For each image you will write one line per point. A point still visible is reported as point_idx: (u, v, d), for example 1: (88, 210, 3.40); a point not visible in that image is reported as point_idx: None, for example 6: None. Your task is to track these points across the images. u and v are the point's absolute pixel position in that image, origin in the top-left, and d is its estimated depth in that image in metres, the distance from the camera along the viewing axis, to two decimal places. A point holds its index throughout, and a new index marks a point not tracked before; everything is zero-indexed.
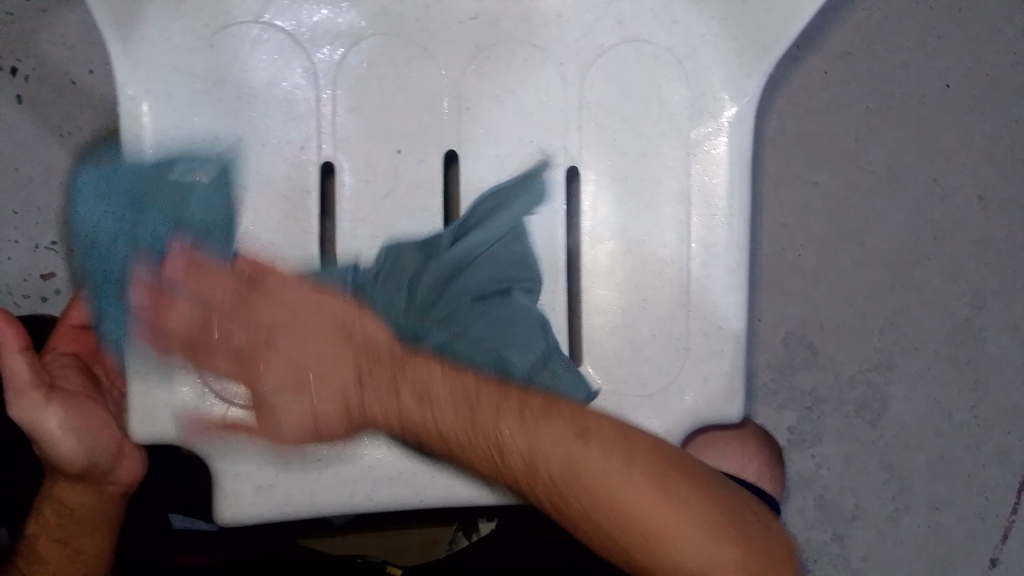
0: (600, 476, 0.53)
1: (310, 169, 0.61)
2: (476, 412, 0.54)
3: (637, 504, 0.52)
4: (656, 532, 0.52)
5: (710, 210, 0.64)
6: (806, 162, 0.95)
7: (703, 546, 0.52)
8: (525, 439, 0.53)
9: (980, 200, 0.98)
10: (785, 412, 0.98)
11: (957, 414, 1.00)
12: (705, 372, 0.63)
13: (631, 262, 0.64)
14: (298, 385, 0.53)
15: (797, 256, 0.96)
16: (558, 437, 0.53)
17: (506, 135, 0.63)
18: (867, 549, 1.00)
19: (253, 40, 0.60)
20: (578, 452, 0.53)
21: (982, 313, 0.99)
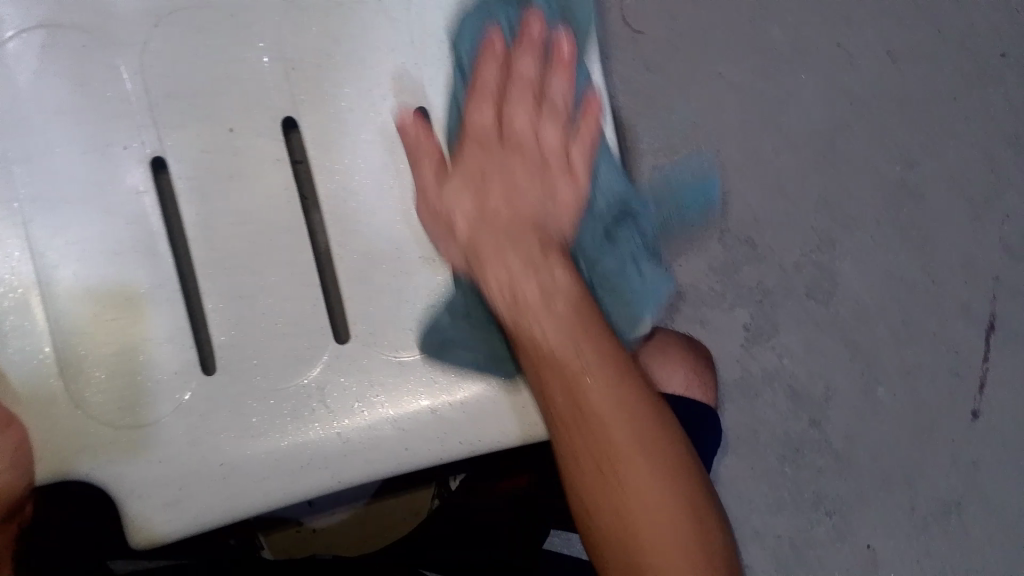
0: (600, 401, 0.45)
1: (146, 195, 0.48)
2: (576, 348, 0.47)
3: (615, 434, 0.45)
4: (624, 468, 0.45)
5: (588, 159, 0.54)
6: (707, 54, 0.93)
7: (655, 518, 0.44)
8: (559, 348, 0.47)
9: (891, 54, 0.96)
10: (737, 310, 0.96)
11: (910, 276, 0.99)
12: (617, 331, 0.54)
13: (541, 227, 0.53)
14: (464, 191, 0.51)
15: (715, 153, 0.94)
16: (597, 356, 0.47)
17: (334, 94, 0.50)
18: (848, 428, 0.99)
19: (42, 46, 0.47)
20: (596, 383, 0.46)
21: (916, 171, 0.98)
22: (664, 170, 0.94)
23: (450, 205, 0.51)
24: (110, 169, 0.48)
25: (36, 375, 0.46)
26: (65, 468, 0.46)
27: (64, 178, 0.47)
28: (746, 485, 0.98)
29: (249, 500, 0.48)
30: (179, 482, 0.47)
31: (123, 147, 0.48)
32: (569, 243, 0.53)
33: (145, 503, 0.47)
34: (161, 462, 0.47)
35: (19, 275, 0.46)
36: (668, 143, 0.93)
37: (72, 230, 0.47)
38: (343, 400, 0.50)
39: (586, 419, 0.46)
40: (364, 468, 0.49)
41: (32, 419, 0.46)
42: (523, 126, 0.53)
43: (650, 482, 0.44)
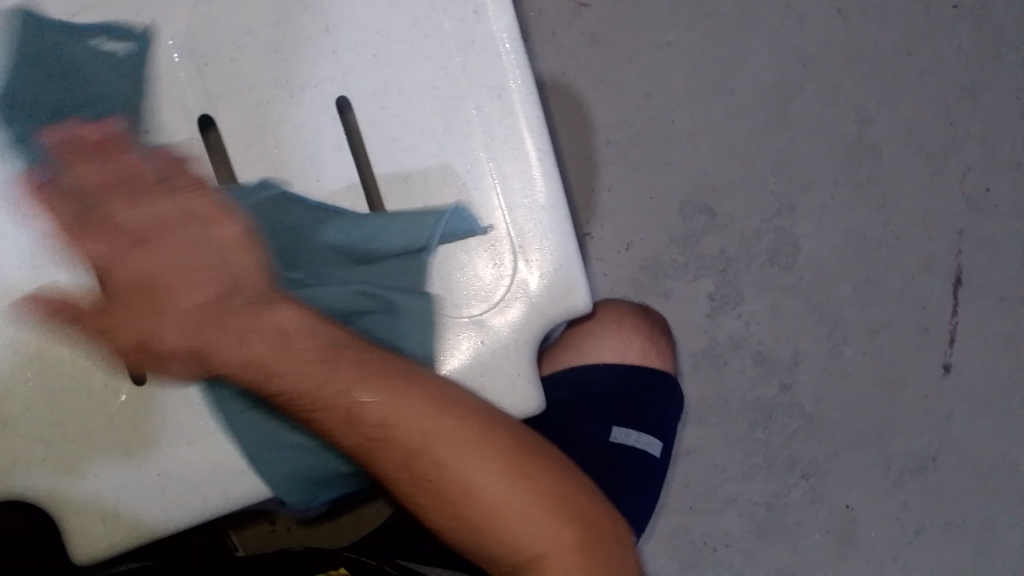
0: (415, 428, 0.46)
1: None
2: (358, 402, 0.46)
3: (468, 468, 0.46)
4: (467, 487, 0.46)
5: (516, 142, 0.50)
6: (655, 22, 0.92)
7: (518, 514, 0.46)
8: (382, 409, 0.46)
9: (841, 12, 0.95)
10: (700, 280, 0.95)
11: (871, 235, 0.98)
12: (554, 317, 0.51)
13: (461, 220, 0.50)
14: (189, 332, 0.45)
15: (670, 123, 0.93)
16: (411, 398, 0.46)
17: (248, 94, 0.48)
18: (817, 390, 0.99)
19: None
20: (426, 418, 0.46)
21: (872, 128, 0.97)
22: (619, 143, 0.92)
23: (172, 352, 0.45)
24: (19, 185, 0.46)
25: None
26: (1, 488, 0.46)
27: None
28: (720, 454, 0.98)
29: (187, 507, 0.48)
30: (116, 495, 0.47)
31: (31, 160, 0.46)
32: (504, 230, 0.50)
33: (83, 517, 0.47)
34: (96, 476, 0.47)
35: None
36: (621, 116, 0.92)
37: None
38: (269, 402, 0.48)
39: (403, 448, 0.46)
40: (301, 470, 0.49)
41: None
42: (160, 255, 0.46)
43: (502, 488, 0.46)
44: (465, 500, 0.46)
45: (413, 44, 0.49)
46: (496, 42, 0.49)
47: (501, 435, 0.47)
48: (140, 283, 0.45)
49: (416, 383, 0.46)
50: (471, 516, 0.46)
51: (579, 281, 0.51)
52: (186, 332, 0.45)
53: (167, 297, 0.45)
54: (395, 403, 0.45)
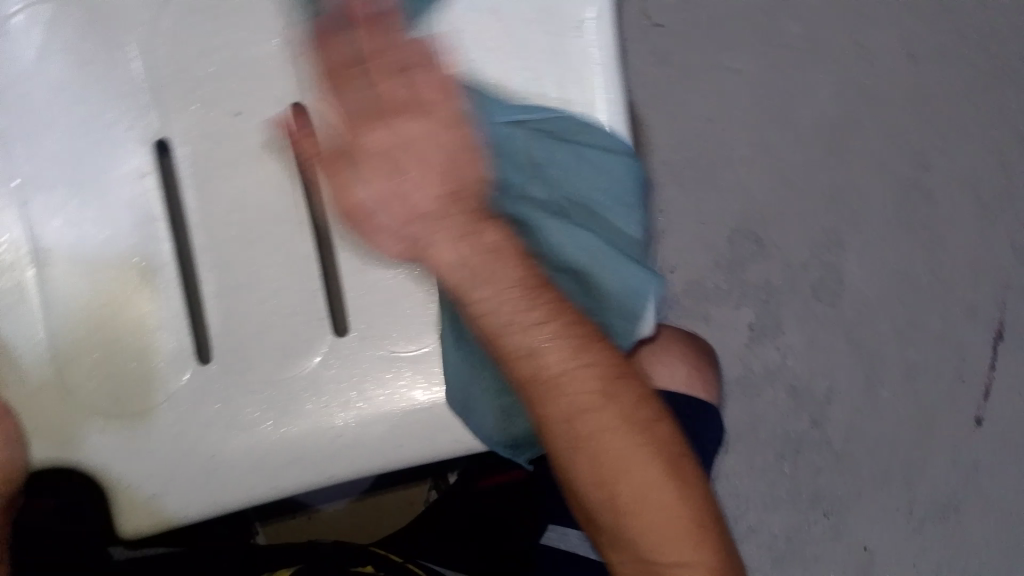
0: (606, 419, 0.45)
1: (149, 177, 0.47)
2: (541, 355, 0.44)
3: (613, 444, 0.45)
4: (619, 474, 0.45)
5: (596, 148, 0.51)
6: (720, 48, 0.93)
7: (654, 497, 0.45)
8: (568, 356, 0.44)
9: (908, 54, 0.95)
10: (741, 307, 0.95)
11: (917, 278, 0.97)
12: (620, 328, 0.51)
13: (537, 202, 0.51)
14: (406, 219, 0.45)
15: (727, 149, 0.93)
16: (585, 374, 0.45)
17: None
18: (848, 429, 0.98)
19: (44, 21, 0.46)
20: (595, 407, 0.45)
21: (930, 172, 0.96)
22: (673, 164, 0.93)
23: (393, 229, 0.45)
24: (104, 149, 0.47)
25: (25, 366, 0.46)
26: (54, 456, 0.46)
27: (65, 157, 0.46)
28: (742, 483, 0.98)
29: (234, 495, 0.48)
30: (166, 475, 0.47)
31: (124, 127, 0.47)
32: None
33: (133, 491, 0.47)
34: (147, 452, 0.47)
35: (19, 247, 0.46)
36: (677, 138, 0.93)
37: (71, 209, 0.46)
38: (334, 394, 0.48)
39: (566, 420, 0.45)
40: (344, 466, 0.48)
41: (23, 406, 0.46)
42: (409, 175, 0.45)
43: (648, 475, 0.45)
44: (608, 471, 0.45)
45: (510, 57, 0.51)
46: (588, 53, 0.51)
47: (638, 419, 0.45)
48: (390, 147, 0.45)
49: (558, 329, 0.44)
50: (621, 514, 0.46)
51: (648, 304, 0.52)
52: (388, 189, 0.45)
53: (405, 151, 0.45)
54: (566, 361, 0.44)
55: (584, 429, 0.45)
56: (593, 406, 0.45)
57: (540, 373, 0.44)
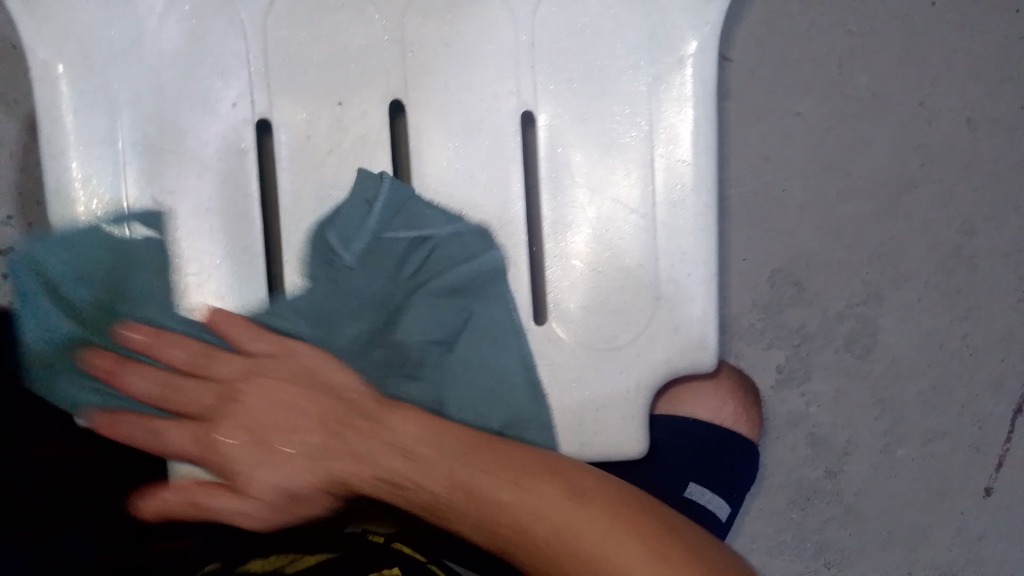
0: (494, 483, 0.50)
1: (246, 153, 0.57)
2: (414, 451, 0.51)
3: (539, 501, 0.49)
4: (562, 534, 0.48)
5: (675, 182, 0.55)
6: (788, 90, 0.92)
7: (602, 539, 0.47)
8: (427, 447, 0.51)
9: (970, 121, 0.95)
10: (773, 349, 0.96)
11: (949, 344, 0.98)
12: (682, 353, 0.55)
13: (617, 232, 0.55)
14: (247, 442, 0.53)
15: (780, 191, 0.93)
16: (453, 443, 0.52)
17: (451, 92, 0.55)
18: (861, 484, 0.99)
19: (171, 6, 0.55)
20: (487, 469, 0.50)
21: (974, 241, 0.97)
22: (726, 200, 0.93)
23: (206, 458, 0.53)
24: (207, 121, 0.56)
25: (115, 311, 0.53)
26: (140, 400, 0.54)
27: (183, 132, 0.56)
28: (750, 522, 0.99)
29: (301, 460, 0.53)
30: (240, 432, 0.53)
31: (231, 104, 0.56)
32: (647, 265, 0.55)
33: (206, 443, 0.53)
34: (226, 410, 0.53)
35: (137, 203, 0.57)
36: (734, 174, 0.93)
37: (175, 178, 0.56)
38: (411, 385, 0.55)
39: (476, 500, 0.50)
40: None
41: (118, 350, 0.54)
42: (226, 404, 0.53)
43: (582, 517, 0.48)
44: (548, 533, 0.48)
45: (603, 78, 0.55)
46: (680, 89, 0.54)
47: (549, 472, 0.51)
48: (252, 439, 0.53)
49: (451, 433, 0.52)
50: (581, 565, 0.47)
51: (710, 327, 0.55)
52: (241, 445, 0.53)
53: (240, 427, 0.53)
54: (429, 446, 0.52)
55: (438, 492, 0.50)
56: (422, 480, 0.51)
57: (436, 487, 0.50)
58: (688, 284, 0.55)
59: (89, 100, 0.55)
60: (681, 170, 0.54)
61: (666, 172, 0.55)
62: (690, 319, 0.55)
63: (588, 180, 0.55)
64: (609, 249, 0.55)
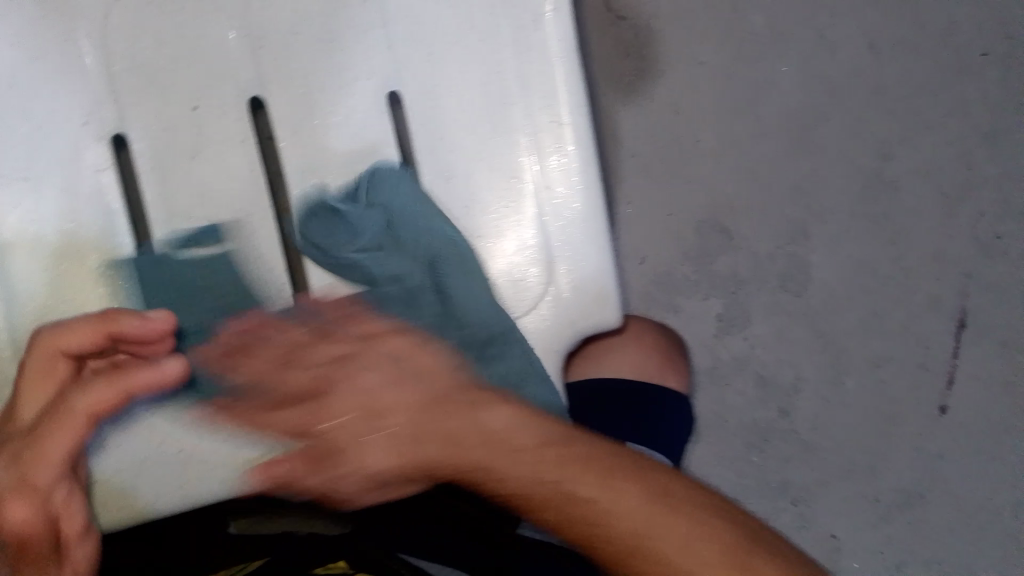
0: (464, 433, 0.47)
1: (107, 173, 0.51)
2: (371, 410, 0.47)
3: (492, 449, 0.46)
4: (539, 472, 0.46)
5: (554, 145, 0.53)
6: (687, 40, 0.93)
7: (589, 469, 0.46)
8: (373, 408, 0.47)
9: (872, 46, 0.96)
10: (710, 298, 0.96)
11: (882, 269, 0.99)
12: (582, 317, 0.54)
13: (499, 202, 0.53)
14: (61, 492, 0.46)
15: (694, 141, 0.94)
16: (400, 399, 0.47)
17: (310, 80, 0.51)
18: (815, 418, 1.00)
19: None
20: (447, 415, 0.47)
21: (893, 164, 0.97)
22: (641, 157, 0.93)
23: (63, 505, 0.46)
24: (60, 142, 0.50)
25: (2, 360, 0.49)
26: None
27: (33, 158, 0.50)
28: (712, 473, 0.99)
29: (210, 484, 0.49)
30: (136, 467, 0.49)
31: (81, 122, 0.50)
32: (539, 231, 0.53)
33: (104, 490, 0.49)
34: (117, 448, 0.49)
35: None
36: (646, 130, 0.93)
37: (33, 208, 0.50)
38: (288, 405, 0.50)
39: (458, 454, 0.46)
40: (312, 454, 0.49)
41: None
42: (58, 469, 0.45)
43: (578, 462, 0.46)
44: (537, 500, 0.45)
45: (465, 44, 0.52)
46: (548, 50, 0.52)
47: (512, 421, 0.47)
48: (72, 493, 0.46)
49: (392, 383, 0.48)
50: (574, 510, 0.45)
51: (612, 292, 0.54)
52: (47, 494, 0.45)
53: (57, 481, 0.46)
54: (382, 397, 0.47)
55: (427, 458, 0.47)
56: (498, 472, 0.46)
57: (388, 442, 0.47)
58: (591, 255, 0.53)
59: None
60: (558, 131, 0.53)
61: (543, 135, 0.53)
62: (586, 282, 0.54)
63: (461, 153, 0.53)
64: (495, 219, 0.53)
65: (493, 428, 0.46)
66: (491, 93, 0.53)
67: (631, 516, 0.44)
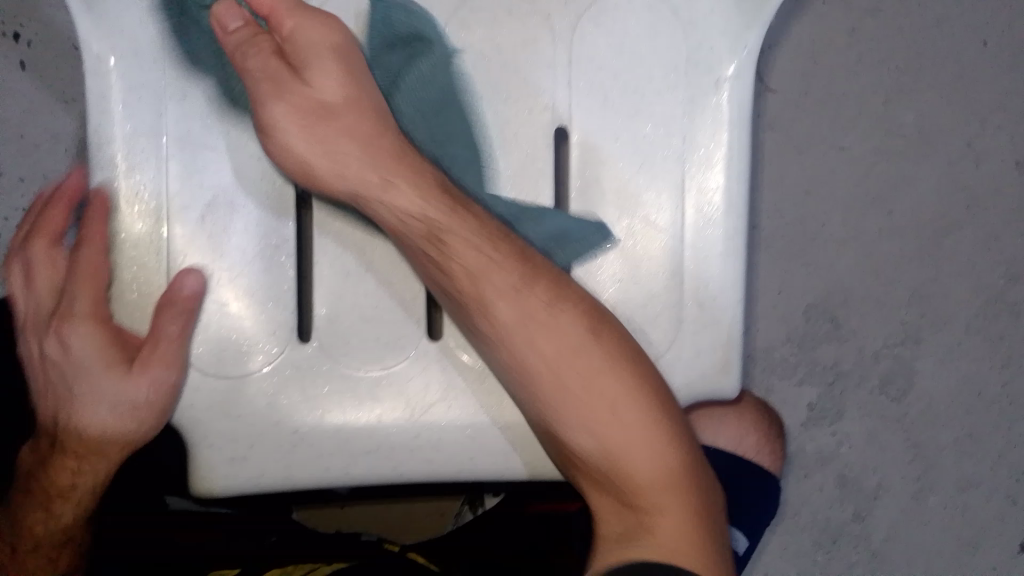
0: (543, 349, 0.49)
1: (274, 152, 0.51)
2: (491, 292, 0.48)
3: (568, 385, 0.49)
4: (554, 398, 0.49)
5: (705, 205, 0.52)
6: (832, 125, 0.91)
7: (570, 397, 0.49)
8: (481, 300, 0.48)
9: (1019, 164, 0.93)
10: (805, 386, 0.94)
11: (988, 391, 0.96)
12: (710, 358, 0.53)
13: (643, 253, 0.53)
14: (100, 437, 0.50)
15: (820, 226, 0.92)
16: (513, 299, 0.48)
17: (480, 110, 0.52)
18: (890, 530, 0.96)
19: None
20: (527, 331, 0.49)
21: (1018, 287, 0.95)
22: (762, 232, 0.92)
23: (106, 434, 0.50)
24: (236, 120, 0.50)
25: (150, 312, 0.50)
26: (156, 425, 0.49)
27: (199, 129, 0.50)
28: (772, 561, 0.96)
29: (308, 473, 0.49)
30: (249, 441, 0.49)
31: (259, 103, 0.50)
32: (673, 290, 0.53)
33: (211, 452, 0.49)
34: (237, 417, 0.49)
35: (146, 208, 0.49)
36: (772, 204, 0.92)
37: (205, 175, 0.50)
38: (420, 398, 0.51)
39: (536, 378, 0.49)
40: (422, 471, 0.50)
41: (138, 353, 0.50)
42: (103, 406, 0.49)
43: (586, 382, 0.49)
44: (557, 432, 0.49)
45: (644, 98, 0.52)
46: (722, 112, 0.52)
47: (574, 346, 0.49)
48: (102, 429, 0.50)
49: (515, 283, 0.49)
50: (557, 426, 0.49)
51: (734, 357, 0.53)
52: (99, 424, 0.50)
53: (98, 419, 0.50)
54: (498, 304, 0.48)
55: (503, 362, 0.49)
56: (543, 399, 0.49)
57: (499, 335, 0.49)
58: (719, 288, 0.53)
59: (120, 83, 0.48)
60: (711, 199, 0.52)
61: (698, 193, 0.53)
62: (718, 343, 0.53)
63: (617, 197, 0.52)
64: (636, 271, 0.53)
65: (510, 319, 0.48)
66: (655, 150, 0.52)
67: (597, 434, 0.49)
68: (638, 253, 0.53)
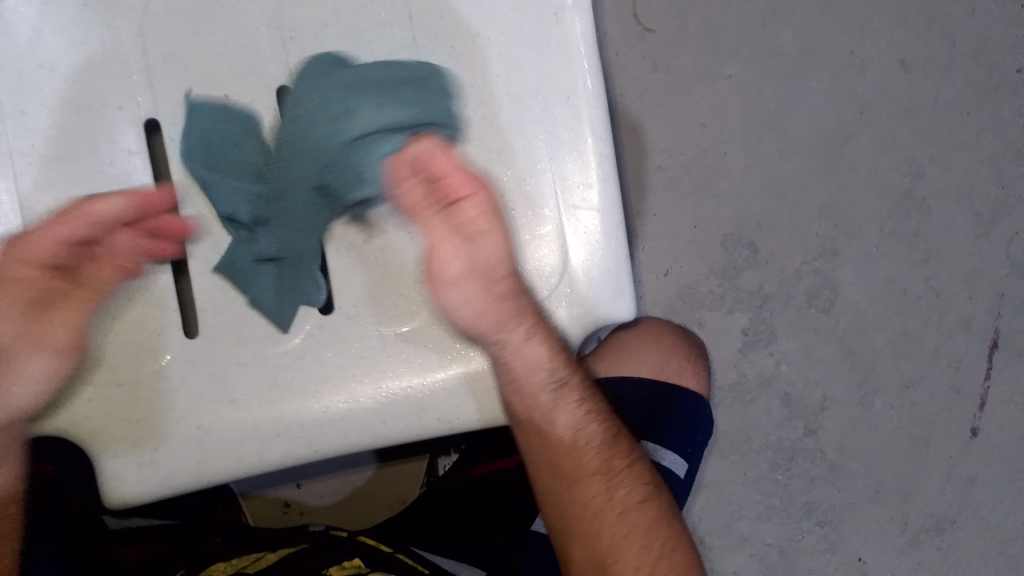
0: (595, 485, 0.57)
1: (138, 157, 0.52)
2: (573, 437, 0.56)
3: (606, 521, 0.57)
4: (593, 518, 0.57)
5: (569, 136, 0.54)
6: (715, 55, 0.93)
7: (605, 518, 0.57)
8: (564, 435, 0.56)
9: (903, 63, 0.96)
10: (735, 314, 0.96)
11: (912, 289, 0.98)
12: (605, 282, 0.54)
13: (521, 191, 0.54)
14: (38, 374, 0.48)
15: (721, 156, 0.94)
16: (585, 439, 0.56)
17: None
18: (842, 439, 0.98)
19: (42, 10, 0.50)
20: (591, 466, 0.57)
21: (924, 183, 0.97)
22: (667, 171, 0.93)
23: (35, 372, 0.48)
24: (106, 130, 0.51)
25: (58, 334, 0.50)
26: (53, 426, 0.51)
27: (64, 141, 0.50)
28: (735, 489, 0.98)
29: (220, 464, 0.52)
30: (155, 442, 0.51)
31: (117, 108, 0.51)
32: (555, 223, 0.54)
33: (121, 459, 0.51)
34: (137, 421, 0.51)
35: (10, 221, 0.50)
36: (671, 144, 0.93)
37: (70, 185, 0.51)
38: (320, 378, 0.53)
39: (579, 496, 0.57)
40: (334, 444, 0.52)
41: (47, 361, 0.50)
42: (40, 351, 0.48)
43: (619, 517, 0.58)
44: (598, 550, 0.57)
45: (491, 45, 0.53)
46: (570, 45, 0.54)
47: (625, 482, 0.58)
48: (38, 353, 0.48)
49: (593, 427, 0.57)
50: (587, 533, 0.57)
51: (624, 280, 0.54)
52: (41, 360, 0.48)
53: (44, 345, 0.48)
54: (575, 438, 0.56)
55: (559, 481, 0.57)
56: (583, 512, 0.57)
57: (564, 464, 0.57)
58: (600, 216, 0.54)
59: None
60: (576, 128, 0.54)
61: (561, 125, 0.54)
62: (607, 267, 0.54)
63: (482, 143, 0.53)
64: (519, 209, 0.54)
65: (581, 453, 0.56)
66: (511, 91, 0.54)
67: (627, 556, 0.57)
68: (514, 191, 0.54)
